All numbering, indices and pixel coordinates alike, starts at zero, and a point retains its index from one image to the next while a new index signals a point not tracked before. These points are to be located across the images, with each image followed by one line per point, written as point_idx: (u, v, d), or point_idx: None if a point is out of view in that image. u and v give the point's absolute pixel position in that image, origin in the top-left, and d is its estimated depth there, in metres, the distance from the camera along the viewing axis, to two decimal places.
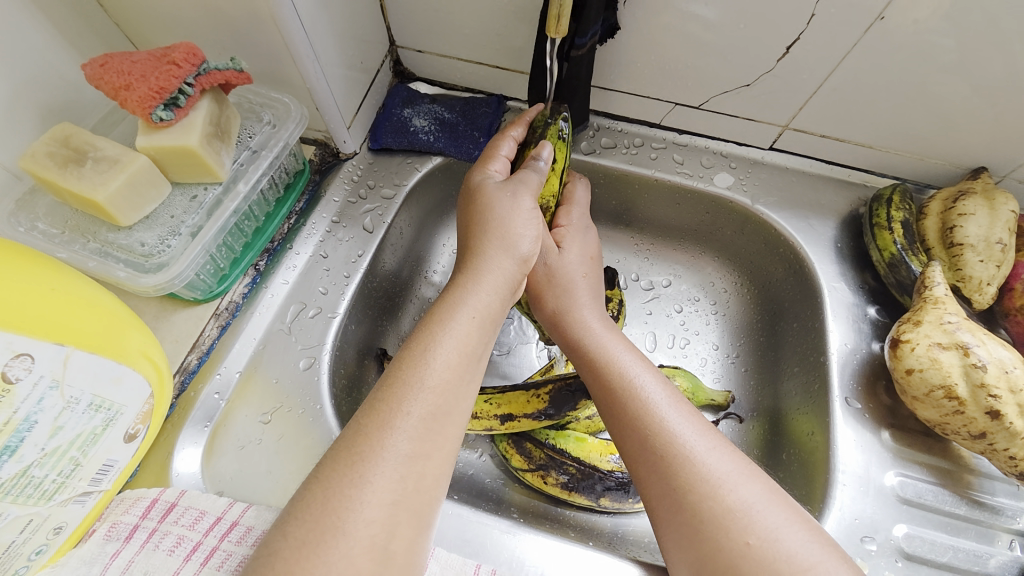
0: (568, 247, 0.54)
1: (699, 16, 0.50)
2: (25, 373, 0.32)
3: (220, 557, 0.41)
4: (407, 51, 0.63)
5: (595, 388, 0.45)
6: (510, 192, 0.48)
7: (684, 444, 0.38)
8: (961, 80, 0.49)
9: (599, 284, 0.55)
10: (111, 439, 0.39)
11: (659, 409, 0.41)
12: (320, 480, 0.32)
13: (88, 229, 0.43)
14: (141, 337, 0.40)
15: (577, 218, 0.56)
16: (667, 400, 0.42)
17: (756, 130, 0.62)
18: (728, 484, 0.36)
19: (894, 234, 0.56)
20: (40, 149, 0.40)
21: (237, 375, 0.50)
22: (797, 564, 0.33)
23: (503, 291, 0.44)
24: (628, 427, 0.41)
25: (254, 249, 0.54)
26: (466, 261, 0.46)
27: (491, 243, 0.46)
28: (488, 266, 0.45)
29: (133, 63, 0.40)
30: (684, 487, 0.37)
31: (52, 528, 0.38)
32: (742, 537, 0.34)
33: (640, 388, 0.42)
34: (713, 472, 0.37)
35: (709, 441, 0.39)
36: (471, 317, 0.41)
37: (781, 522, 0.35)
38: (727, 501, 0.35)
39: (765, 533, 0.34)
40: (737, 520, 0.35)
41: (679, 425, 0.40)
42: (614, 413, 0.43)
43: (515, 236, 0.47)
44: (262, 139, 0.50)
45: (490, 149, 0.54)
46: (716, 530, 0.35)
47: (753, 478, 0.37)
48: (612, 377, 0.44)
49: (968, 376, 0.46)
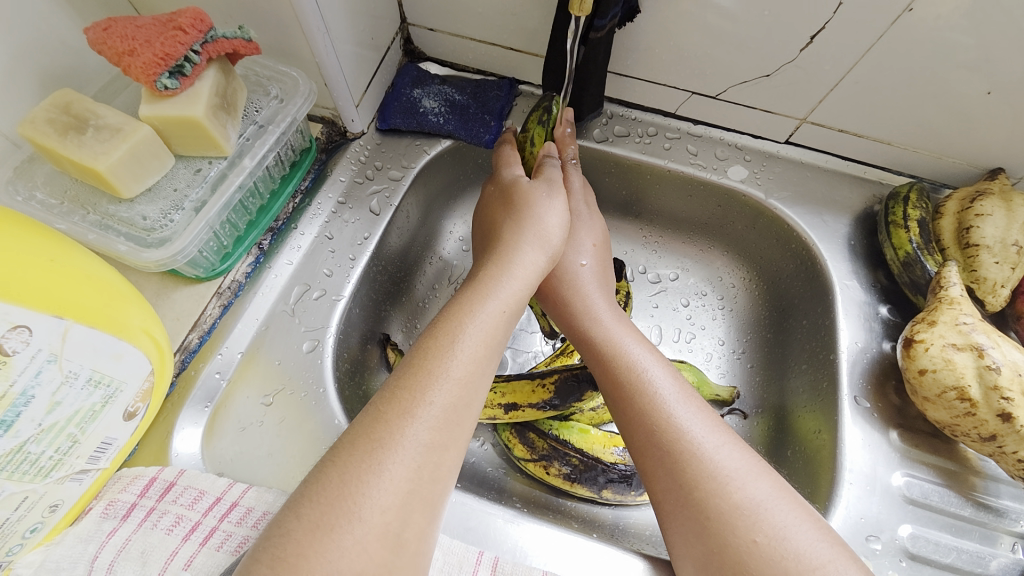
0: (587, 239, 0.53)
1: (720, 3, 0.49)
2: (22, 345, 0.31)
3: (220, 537, 0.40)
4: (418, 30, 0.61)
5: (602, 378, 0.44)
6: (543, 192, 0.49)
7: (692, 440, 0.38)
8: (982, 79, 0.48)
9: (608, 274, 0.53)
10: (109, 417, 0.38)
11: (667, 404, 0.40)
12: (335, 464, 0.31)
13: (88, 200, 0.42)
14: (143, 313, 0.39)
15: (582, 207, 0.54)
16: (675, 393, 0.41)
17: (773, 122, 0.60)
18: (737, 481, 0.36)
19: (910, 232, 0.55)
20: (40, 116, 0.39)
21: (239, 356, 0.49)
22: (805, 564, 0.32)
23: (534, 284, 0.44)
24: (635, 420, 0.40)
25: (258, 228, 0.53)
26: (494, 251, 0.45)
27: (524, 238, 0.46)
28: (521, 258, 0.44)
29: (138, 27, 0.39)
30: (692, 483, 0.36)
31: (48, 505, 0.37)
32: (750, 535, 0.33)
33: (648, 381, 0.41)
34: (721, 468, 0.36)
35: (717, 437, 0.38)
36: (501, 309, 0.40)
37: (790, 521, 0.34)
38: (735, 498, 0.35)
39: (773, 532, 0.33)
40: (746, 518, 0.34)
41: (687, 420, 0.39)
42: (620, 405, 0.42)
43: (548, 233, 0.47)
44: (269, 114, 0.49)
45: (502, 156, 0.55)
46: (723, 527, 0.34)
47: (762, 475, 0.36)
48: (620, 368, 0.43)
49: (981, 378, 0.45)
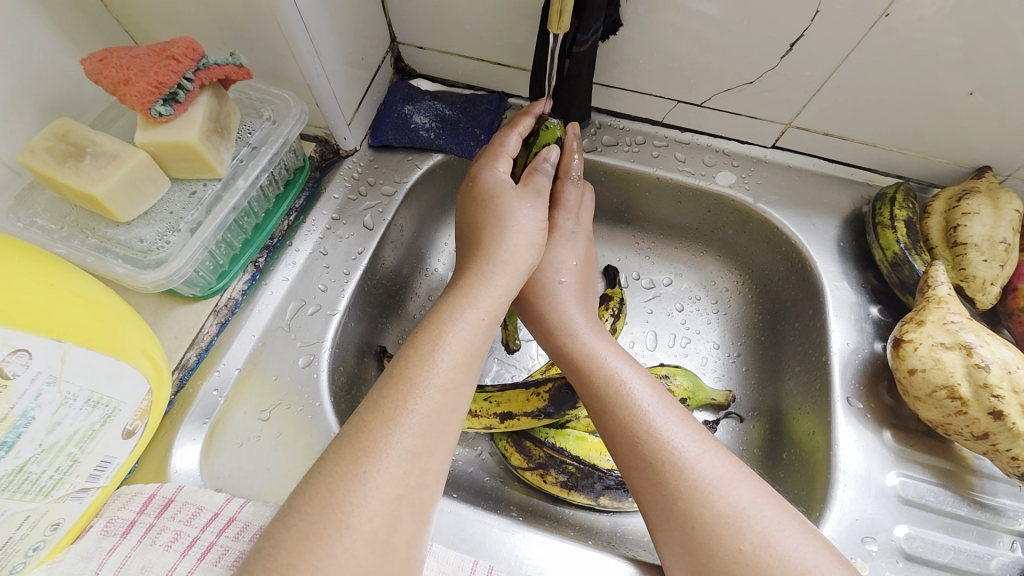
0: (568, 257, 0.53)
1: (702, 13, 0.50)
2: (22, 369, 0.32)
3: (217, 552, 0.40)
4: (408, 48, 0.63)
5: (584, 394, 0.45)
6: (524, 201, 0.49)
7: (674, 450, 0.38)
8: (964, 79, 0.49)
9: (589, 290, 0.54)
10: (109, 435, 0.39)
11: (648, 415, 0.40)
12: (322, 475, 0.32)
13: (87, 225, 0.43)
14: (140, 333, 0.40)
15: (568, 222, 0.55)
16: (655, 403, 0.41)
17: (759, 128, 0.61)
18: (719, 489, 0.36)
19: (897, 233, 0.55)
20: (39, 145, 0.40)
21: (236, 373, 0.50)
22: (790, 569, 0.32)
23: (513, 294, 0.45)
24: (617, 434, 0.41)
25: (254, 246, 0.54)
26: (474, 258, 0.46)
27: (504, 246, 0.46)
28: (501, 265, 0.45)
29: (132, 57, 0.40)
30: (675, 493, 0.36)
31: (50, 524, 0.38)
32: (735, 543, 0.34)
33: (628, 394, 0.42)
34: (704, 477, 0.37)
35: (698, 445, 0.39)
36: (480, 317, 0.41)
37: (774, 526, 0.34)
38: (718, 506, 0.35)
39: (757, 539, 0.34)
40: (729, 526, 0.34)
41: (668, 430, 0.39)
42: (602, 420, 0.42)
43: (526, 242, 0.47)
44: (262, 135, 0.50)
45: (496, 144, 0.54)
46: (708, 536, 0.34)
47: (746, 482, 0.37)
48: (599, 383, 0.44)
49: (970, 377, 0.45)
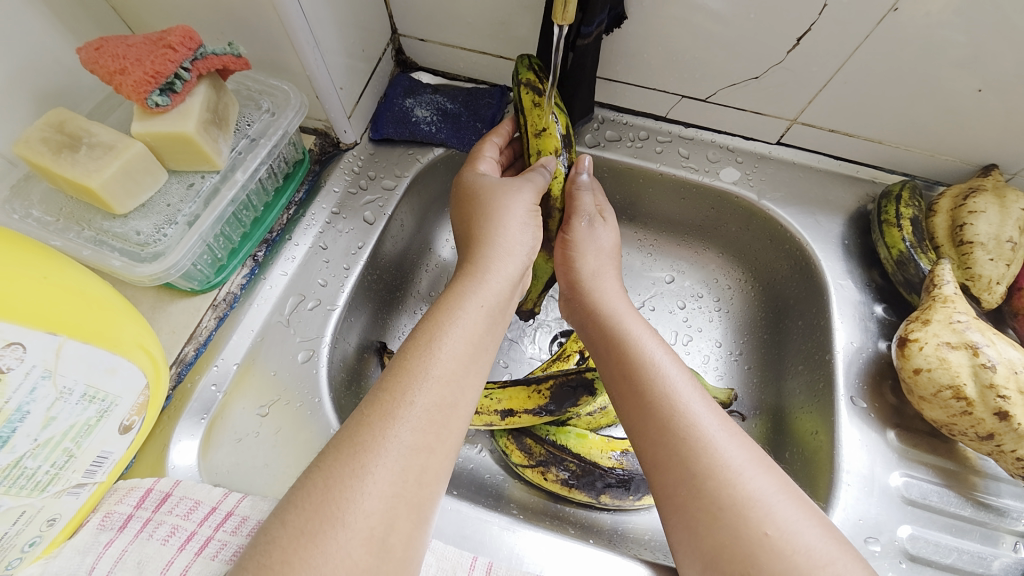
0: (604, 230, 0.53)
1: (706, 8, 0.49)
2: (16, 362, 0.31)
3: (215, 547, 0.40)
4: (409, 40, 0.62)
5: (612, 370, 0.44)
6: (508, 182, 0.49)
7: (704, 430, 0.37)
8: (971, 77, 0.48)
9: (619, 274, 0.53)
10: (105, 430, 0.38)
11: (680, 394, 0.40)
12: (319, 470, 0.31)
13: (83, 217, 0.42)
14: (136, 327, 0.40)
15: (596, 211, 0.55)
16: (687, 383, 0.41)
17: (764, 124, 0.61)
18: (747, 473, 0.35)
19: (903, 231, 0.55)
20: (34, 134, 0.39)
21: (235, 368, 0.49)
22: (815, 560, 0.32)
23: (512, 279, 0.44)
24: (647, 410, 0.40)
25: (252, 240, 0.53)
26: (470, 250, 0.46)
27: (494, 232, 0.46)
28: (497, 253, 0.45)
29: (129, 46, 0.39)
30: (704, 473, 0.36)
31: (46, 519, 0.37)
32: (761, 527, 0.33)
33: (661, 373, 0.41)
34: (733, 459, 0.36)
35: (728, 429, 0.38)
36: (481, 307, 0.40)
37: (798, 516, 0.34)
38: (747, 488, 0.35)
39: (784, 525, 0.33)
40: (756, 509, 0.34)
41: (700, 411, 0.39)
42: (631, 394, 0.41)
43: (520, 224, 0.47)
44: (261, 127, 0.49)
45: (474, 152, 0.54)
46: (735, 518, 0.34)
47: (769, 470, 0.36)
48: (633, 359, 0.43)
49: (976, 376, 0.45)
